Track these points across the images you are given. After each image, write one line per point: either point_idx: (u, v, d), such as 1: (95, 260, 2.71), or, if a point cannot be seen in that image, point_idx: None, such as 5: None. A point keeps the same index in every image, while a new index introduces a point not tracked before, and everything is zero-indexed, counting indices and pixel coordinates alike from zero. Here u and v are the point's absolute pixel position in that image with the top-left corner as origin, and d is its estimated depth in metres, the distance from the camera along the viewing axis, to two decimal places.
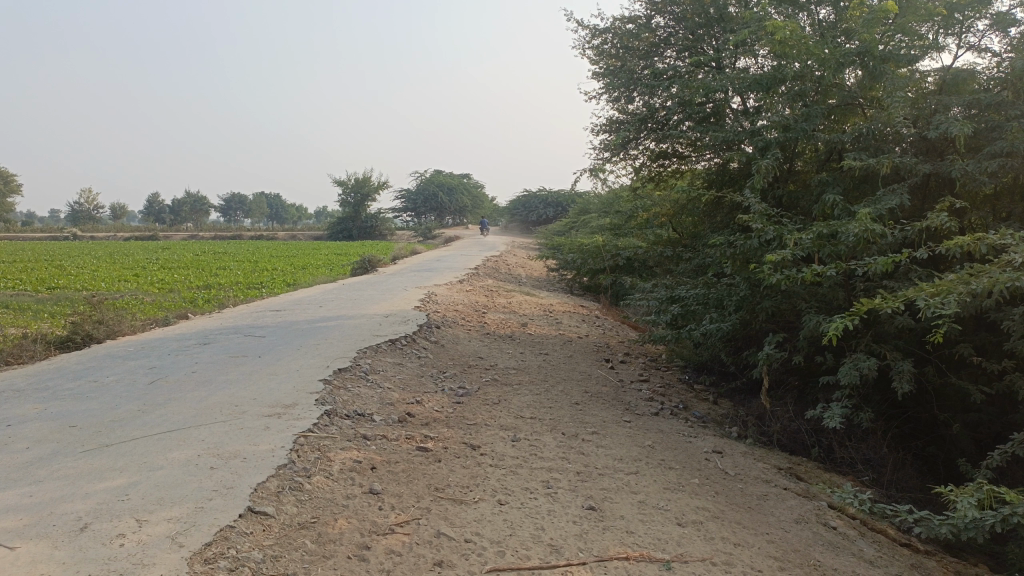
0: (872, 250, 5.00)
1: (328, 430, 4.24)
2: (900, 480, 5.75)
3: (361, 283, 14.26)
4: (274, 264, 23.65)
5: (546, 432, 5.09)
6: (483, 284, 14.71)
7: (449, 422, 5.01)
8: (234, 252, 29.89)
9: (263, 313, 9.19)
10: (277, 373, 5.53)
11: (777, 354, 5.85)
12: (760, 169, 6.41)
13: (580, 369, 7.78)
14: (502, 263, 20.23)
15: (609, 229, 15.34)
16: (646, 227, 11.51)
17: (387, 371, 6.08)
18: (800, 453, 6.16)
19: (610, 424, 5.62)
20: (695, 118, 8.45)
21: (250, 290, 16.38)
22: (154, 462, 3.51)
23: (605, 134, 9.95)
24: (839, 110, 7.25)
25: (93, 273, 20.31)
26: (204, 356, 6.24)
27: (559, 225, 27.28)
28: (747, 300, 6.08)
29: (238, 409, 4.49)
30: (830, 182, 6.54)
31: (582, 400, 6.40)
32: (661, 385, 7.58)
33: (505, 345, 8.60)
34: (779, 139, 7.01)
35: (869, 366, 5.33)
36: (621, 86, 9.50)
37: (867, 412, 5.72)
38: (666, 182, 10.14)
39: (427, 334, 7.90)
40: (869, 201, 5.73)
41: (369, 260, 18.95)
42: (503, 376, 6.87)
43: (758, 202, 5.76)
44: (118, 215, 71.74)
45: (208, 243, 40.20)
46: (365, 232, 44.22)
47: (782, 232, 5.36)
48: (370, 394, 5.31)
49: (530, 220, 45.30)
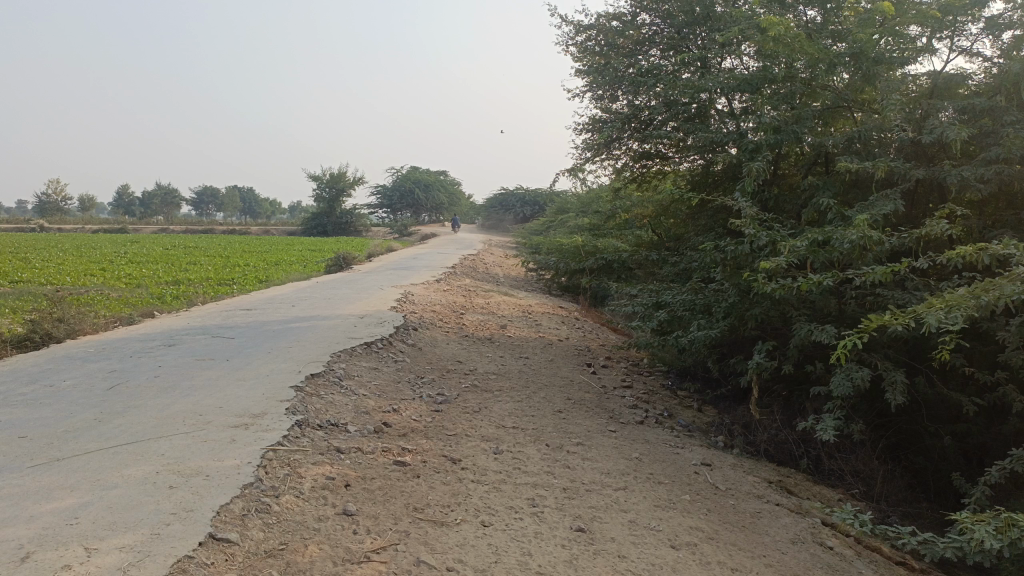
0: (869, 258, 4.84)
1: (299, 443, 3.98)
2: (890, 494, 5.61)
3: (335, 281, 13.93)
4: (247, 259, 23.18)
5: (530, 443, 4.86)
6: (461, 283, 14.45)
7: (428, 432, 4.76)
8: (205, 246, 29.31)
9: (233, 313, 8.86)
10: (246, 378, 5.24)
11: (767, 362, 5.68)
12: (749, 172, 6.22)
13: (562, 374, 7.57)
14: (479, 261, 19.99)
15: (588, 228, 15.16)
16: (626, 228, 11.35)
17: (362, 376, 5.81)
18: (788, 464, 6.00)
19: (595, 434, 5.41)
20: (681, 118, 8.27)
21: (221, 286, 15.96)
22: (108, 480, 3.23)
23: (588, 133, 9.76)
24: (828, 113, 7.10)
25: (57, 266, 19.72)
26: (169, 359, 5.93)
27: (536, 224, 27.13)
28: (736, 307, 5.90)
29: (203, 418, 4.21)
30: (821, 186, 6.38)
31: (564, 407, 6.19)
32: (645, 392, 7.38)
33: (484, 348, 8.36)
34: (768, 141, 6.81)
35: (863, 377, 5.18)
36: (606, 84, 9.30)
37: (858, 424, 5.57)
38: (649, 183, 9.97)
39: (403, 337, 7.63)
40: (863, 206, 5.58)
41: (345, 257, 18.62)
42: (483, 382, 6.63)
43: (750, 206, 5.58)
44: (87, 207, 70.32)
45: (179, 236, 39.46)
46: (340, 228, 43.71)
47: (775, 237, 5.18)
48: (344, 402, 5.04)
49: (507, 218, 45.08)
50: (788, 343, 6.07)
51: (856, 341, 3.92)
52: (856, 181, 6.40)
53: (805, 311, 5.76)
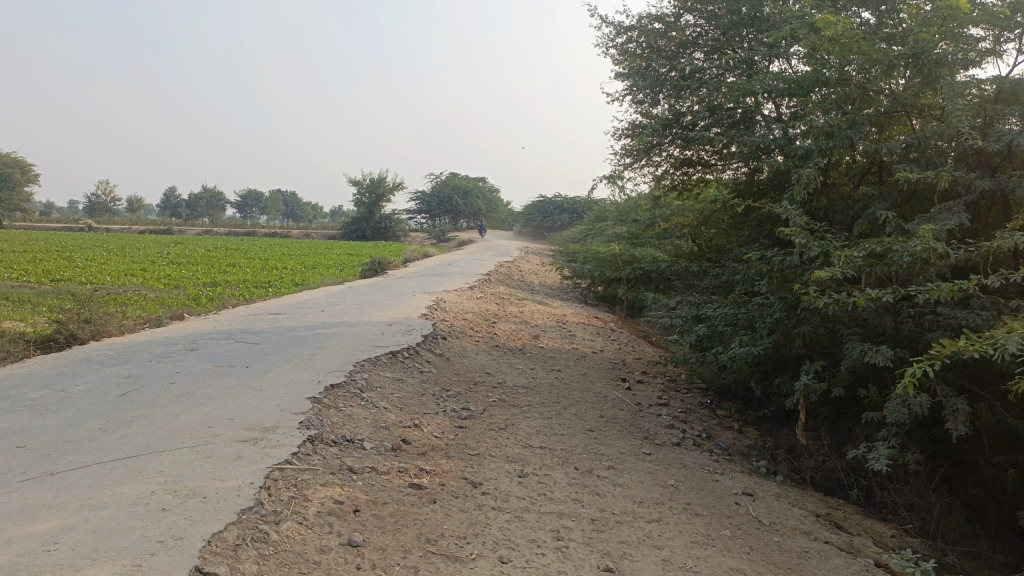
0: (931, 275, 4.44)
1: (309, 461, 3.72)
2: (948, 530, 5.18)
3: (367, 287, 13.75)
4: (284, 262, 23.21)
5: (557, 466, 4.55)
6: (495, 291, 14.19)
7: (449, 451, 4.48)
8: (245, 249, 29.57)
9: (260, 317, 8.69)
10: (262, 388, 5.02)
11: (815, 385, 5.28)
12: (799, 180, 5.83)
13: (595, 389, 7.23)
14: (514, 269, 19.73)
15: (626, 237, 14.80)
16: (665, 237, 10.99)
17: (384, 388, 5.55)
18: (836, 493, 5.60)
19: (628, 457, 5.08)
20: (724, 124, 7.90)
21: (256, 289, 15.93)
22: (98, 500, 3.01)
23: (627, 138, 9.42)
24: (884, 118, 6.66)
25: (98, 266, 19.93)
26: (186, 365, 5.73)
27: (573, 232, 26.82)
28: (782, 324, 5.51)
29: (210, 431, 3.99)
30: (876, 196, 5.97)
31: (596, 426, 5.85)
32: (682, 410, 7.01)
33: (515, 359, 8.06)
34: (820, 147, 6.40)
35: (922, 404, 4.77)
36: (647, 87, 8.95)
37: (914, 453, 5.15)
38: (689, 191, 9.60)
39: (431, 346, 7.36)
40: (923, 218, 5.16)
41: (379, 262, 18.51)
42: (511, 396, 6.33)
43: (800, 215, 5.18)
44: (134, 207, 71.91)
45: (221, 238, 40.01)
46: (378, 233, 43.89)
47: (829, 249, 4.77)
48: (362, 415, 4.78)
49: (544, 226, 44.80)
50: (839, 364, 5.66)
51: (922, 370, 3.54)
52: (914, 191, 5.98)
53: (858, 329, 5.35)
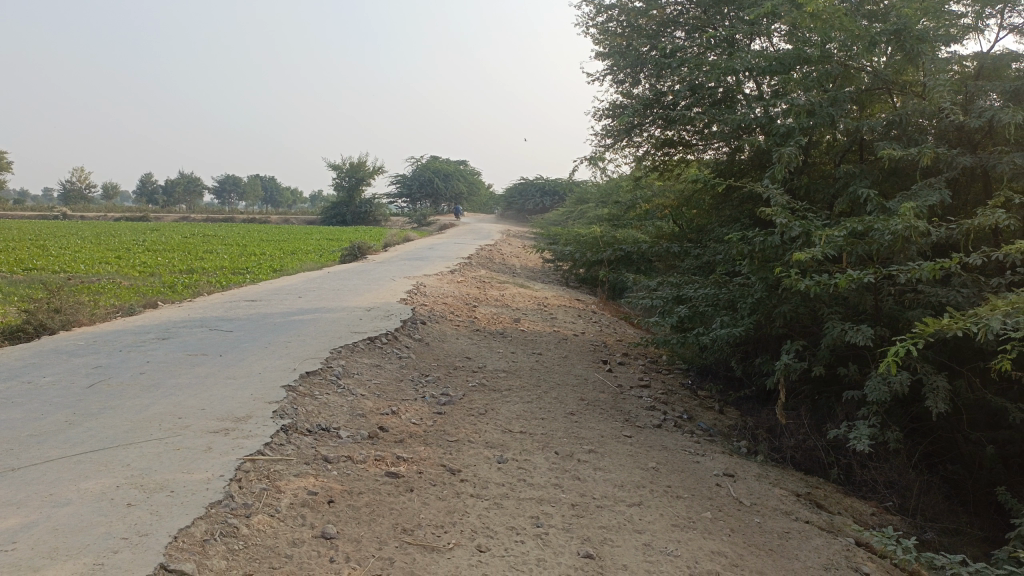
0: (912, 252, 4.40)
1: (283, 451, 3.63)
2: (927, 507, 5.19)
3: (346, 271, 13.60)
4: (264, 248, 22.93)
5: (537, 450, 4.50)
6: (476, 275, 14.10)
7: (427, 437, 4.41)
8: (223, 235, 29.20)
9: (236, 304, 8.55)
10: (236, 376, 4.91)
11: (796, 364, 5.25)
12: (780, 158, 5.77)
13: (576, 372, 7.17)
14: (496, 252, 19.65)
15: (607, 219, 14.74)
16: (647, 219, 10.94)
17: (362, 375, 5.46)
18: (817, 472, 5.60)
19: (609, 440, 5.04)
20: (704, 104, 7.83)
21: (234, 275, 15.73)
22: (61, 496, 2.91)
23: (607, 118, 9.33)
24: (864, 96, 6.62)
25: (73, 253, 19.59)
26: (159, 354, 5.61)
27: (555, 215, 26.73)
28: (763, 304, 5.48)
29: (180, 422, 3.88)
30: (856, 174, 5.93)
31: (577, 409, 5.81)
32: (663, 392, 6.98)
33: (495, 343, 7.99)
34: (800, 125, 6.35)
35: (902, 382, 4.75)
36: (627, 67, 8.85)
37: (894, 431, 5.15)
38: (671, 171, 9.54)
39: (410, 331, 7.27)
40: (904, 196, 5.13)
41: (360, 246, 18.36)
42: (491, 380, 6.26)
43: (781, 194, 5.13)
44: (109, 194, 70.84)
45: (199, 224, 39.51)
46: (359, 218, 43.55)
47: (809, 228, 4.73)
48: (339, 403, 4.70)
49: (526, 209, 44.67)
50: (820, 343, 5.63)
51: (904, 349, 3.50)
52: (894, 169, 5.95)
53: (838, 308, 5.33)
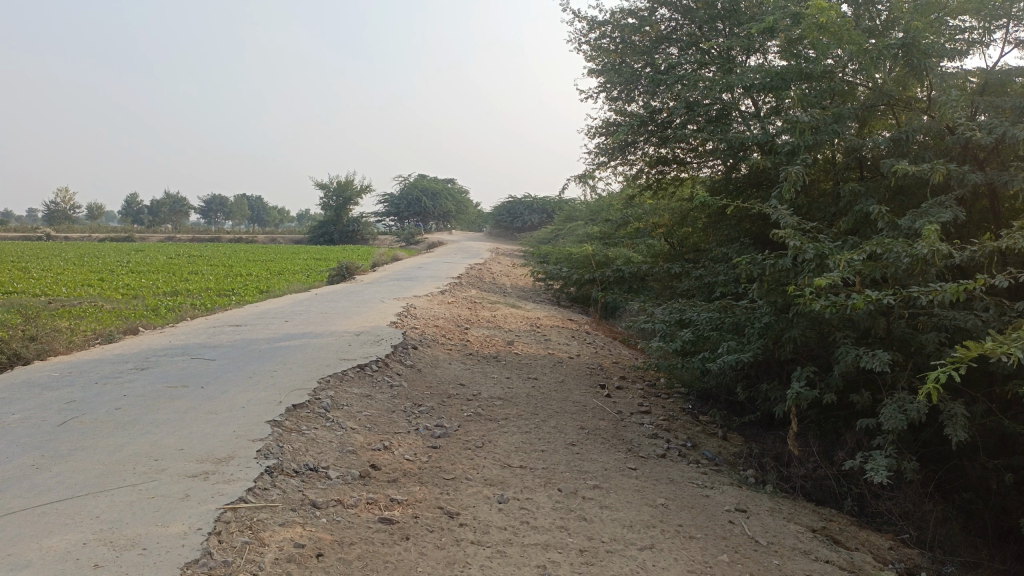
0: (931, 275, 4.20)
1: (267, 497, 3.36)
2: (945, 539, 4.97)
3: (334, 293, 13.29)
4: (250, 268, 22.57)
5: (539, 488, 4.24)
6: (467, 295, 13.86)
7: (422, 476, 4.14)
8: (209, 255, 28.79)
9: (220, 329, 8.24)
10: (218, 411, 4.63)
11: (807, 391, 5.03)
12: (786, 176, 5.57)
13: (574, 397, 6.92)
14: (486, 271, 19.40)
15: (598, 236, 14.54)
16: (640, 238, 10.75)
17: (351, 406, 5.18)
18: (829, 503, 5.36)
19: (613, 474, 4.78)
20: (700, 121, 7.65)
21: (219, 298, 15.38)
22: (22, 555, 2.63)
23: (601, 136, 9.13)
24: (867, 111, 6.44)
25: (54, 276, 19.16)
26: (137, 386, 5.31)
27: (544, 233, 26.56)
28: (771, 328, 5.26)
29: (156, 465, 3.60)
30: (862, 192, 5.75)
31: (577, 439, 5.55)
32: (665, 418, 6.73)
33: (489, 368, 7.73)
34: (805, 141, 6.17)
35: (920, 410, 4.53)
36: (621, 83, 8.67)
37: (911, 461, 4.93)
38: (665, 190, 9.36)
39: (402, 357, 6.99)
40: (915, 214, 4.94)
41: (347, 267, 18.07)
42: (487, 409, 6.00)
43: (790, 214, 4.92)
44: (94, 215, 70.22)
45: (184, 244, 39.07)
46: (347, 237, 43.21)
47: (822, 250, 4.51)
48: (327, 439, 4.43)
49: (514, 227, 44.52)
50: (829, 368, 5.42)
51: (942, 374, 3.26)
52: (901, 186, 5.76)
53: (848, 332, 5.11)
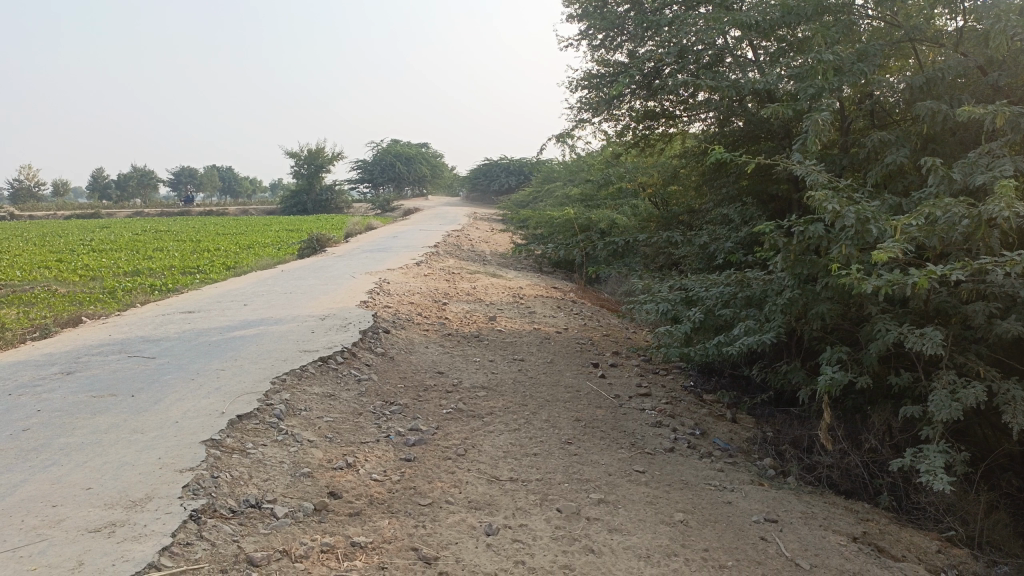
0: (997, 239, 3.50)
1: (189, 557, 2.63)
2: (995, 534, 4.34)
3: (303, 269, 12.41)
4: (218, 243, 21.54)
5: (535, 509, 3.54)
6: (444, 265, 13.02)
7: (391, 503, 3.42)
8: (175, 229, 27.57)
9: (170, 319, 7.39)
10: (146, 431, 3.83)
11: (840, 374, 4.34)
12: (809, 125, 4.82)
13: (566, 382, 6.20)
14: (464, 237, 18.55)
15: (578, 198, 13.73)
16: (628, 202, 9.97)
17: (311, 412, 4.44)
18: (861, 496, 4.72)
19: (620, 480, 4.10)
20: (691, 70, 6.81)
21: (183, 276, 14.44)
22: None
23: (582, 89, 8.28)
24: (889, 48, 5.70)
25: (10, 258, 17.98)
26: (56, 397, 4.49)
27: (521, 197, 25.67)
28: (794, 303, 4.56)
29: (50, 516, 2.83)
30: (892, 141, 5.06)
31: (574, 436, 4.83)
32: (668, 400, 6.04)
33: (471, 350, 6.97)
34: (828, 84, 5.36)
35: (977, 394, 3.86)
36: (605, 29, 7.80)
37: (960, 450, 4.28)
38: (653, 146, 8.56)
39: (372, 344, 6.22)
40: (964, 165, 4.22)
41: (318, 239, 17.14)
42: (471, 402, 5.28)
43: (820, 170, 4.18)
44: (61, 191, 68.25)
45: (152, 218, 37.75)
46: (320, 207, 41.93)
47: (864, 213, 3.79)
48: (279, 459, 3.69)
49: (491, 191, 43.50)
50: (859, 345, 4.74)
51: None
52: (935, 133, 5.04)
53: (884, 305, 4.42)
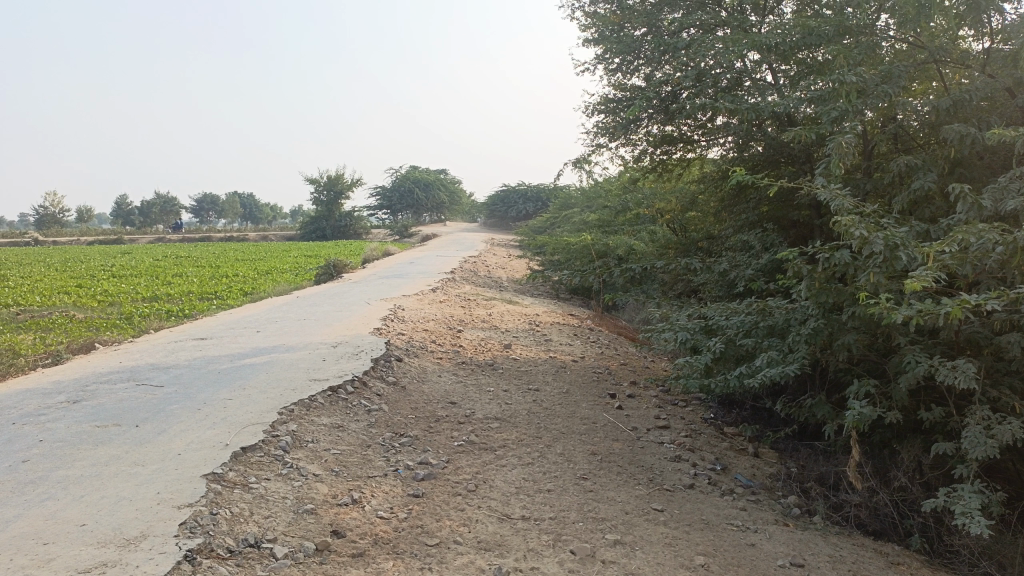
0: None
1: None
2: None
3: (318, 295, 12.35)
4: (236, 268, 21.63)
5: (547, 550, 3.37)
6: (460, 292, 12.92)
7: (397, 542, 3.27)
8: (194, 255, 27.76)
9: (182, 346, 7.31)
10: (146, 464, 3.71)
11: (868, 409, 4.15)
12: (833, 149, 4.68)
13: (582, 413, 6.03)
14: (481, 263, 18.49)
15: (595, 223, 13.62)
16: (645, 228, 9.83)
17: (318, 444, 4.31)
18: (891, 537, 4.50)
19: (637, 519, 3.91)
20: (709, 93, 6.68)
21: (200, 302, 14.43)
22: None
23: (599, 114, 8.19)
24: (913, 70, 5.56)
25: (32, 284, 18.12)
26: (59, 427, 4.39)
27: (538, 223, 25.62)
28: (819, 334, 4.39)
29: (40, 555, 2.71)
30: (919, 166, 4.90)
31: (590, 471, 4.65)
32: (687, 433, 5.85)
33: (485, 379, 6.82)
34: (851, 107, 5.22)
35: (1015, 432, 3.66)
36: (621, 53, 7.72)
37: (997, 490, 4.06)
38: (671, 172, 8.44)
39: (384, 373, 6.10)
40: (996, 190, 4.05)
41: (334, 264, 17.12)
42: (483, 434, 5.12)
43: (845, 196, 4.02)
44: (85, 217, 69.24)
45: (173, 244, 38.08)
46: (339, 233, 42.12)
47: (893, 241, 3.63)
48: (281, 495, 3.55)
49: (509, 217, 43.54)
50: (887, 378, 4.55)
51: None
52: (963, 157, 4.87)
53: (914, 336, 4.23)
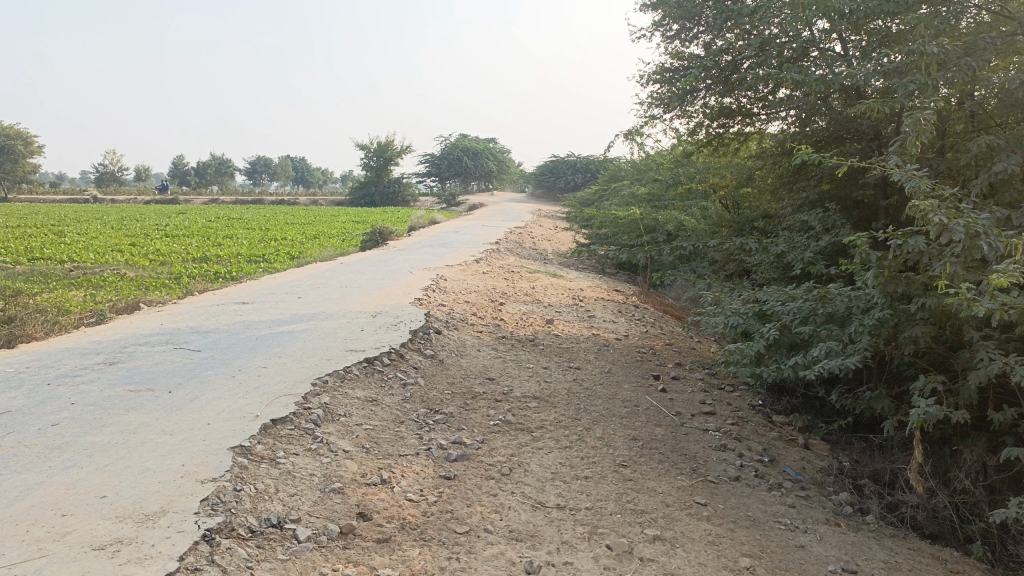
0: None
1: None
2: None
3: (362, 262, 12.31)
4: (285, 232, 21.81)
5: (582, 545, 3.19)
6: (503, 263, 12.75)
7: (424, 528, 3.13)
8: (244, 216, 28.08)
9: (223, 310, 7.28)
10: (173, 434, 3.63)
11: (933, 407, 3.86)
12: (908, 126, 4.32)
13: (624, 395, 5.81)
14: (527, 235, 18.27)
15: (645, 197, 13.26)
16: (697, 204, 9.49)
17: (350, 418, 4.19)
18: (950, 542, 4.22)
19: (679, 513, 3.72)
20: (773, 64, 6.27)
21: (247, 264, 14.53)
22: None
23: (654, 83, 7.85)
24: (1001, 42, 5.11)
25: (88, 241, 18.50)
26: (93, 390, 4.35)
27: (586, 195, 25.23)
28: (884, 325, 4.09)
29: (58, 528, 2.64)
30: (1002, 147, 4.50)
31: (630, 458, 4.45)
32: (733, 420, 5.60)
33: (525, 355, 6.65)
34: (931, 81, 4.82)
35: None
36: (679, 20, 7.35)
37: None
38: (727, 147, 8.08)
39: (422, 346, 5.96)
40: None
41: (380, 231, 17.08)
42: (520, 414, 4.96)
43: (922, 178, 3.69)
44: (142, 176, 70.80)
45: (225, 205, 38.64)
46: (387, 199, 42.24)
47: (976, 229, 3.30)
48: (309, 471, 3.44)
49: (557, 188, 43.10)
50: (955, 374, 4.23)
51: None
52: None
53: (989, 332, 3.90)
